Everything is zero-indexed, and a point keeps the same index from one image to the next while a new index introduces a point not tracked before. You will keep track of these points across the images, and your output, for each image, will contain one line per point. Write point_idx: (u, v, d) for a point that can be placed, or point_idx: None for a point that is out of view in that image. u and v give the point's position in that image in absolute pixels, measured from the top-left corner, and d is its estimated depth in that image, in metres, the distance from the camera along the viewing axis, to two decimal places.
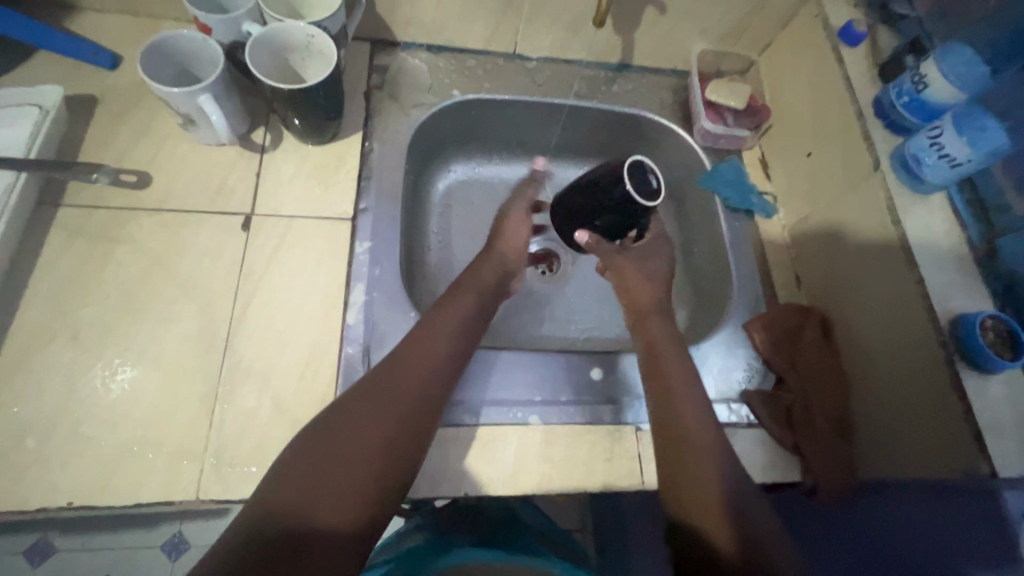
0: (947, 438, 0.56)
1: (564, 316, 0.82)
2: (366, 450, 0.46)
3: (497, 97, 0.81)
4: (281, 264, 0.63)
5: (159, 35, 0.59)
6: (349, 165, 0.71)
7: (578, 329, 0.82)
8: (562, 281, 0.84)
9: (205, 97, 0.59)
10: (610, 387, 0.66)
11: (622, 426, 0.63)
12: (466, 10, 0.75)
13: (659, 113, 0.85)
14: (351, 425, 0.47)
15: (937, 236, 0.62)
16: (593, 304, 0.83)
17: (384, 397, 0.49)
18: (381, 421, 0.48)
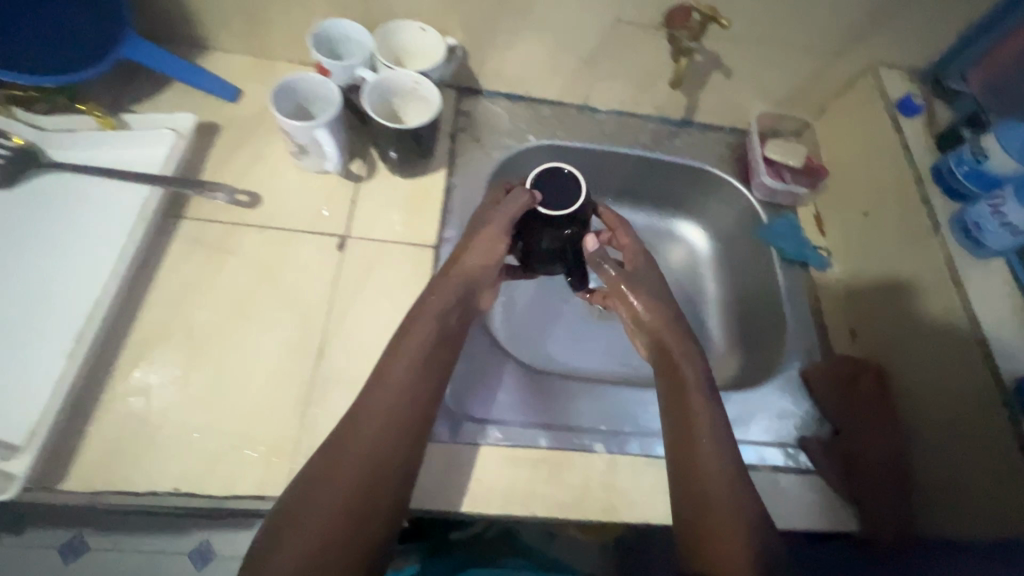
0: (1010, 499, 0.57)
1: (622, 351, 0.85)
2: (352, 470, 0.50)
3: (568, 144, 0.88)
4: (371, 284, 0.69)
5: (286, 78, 0.68)
6: (434, 197, 0.77)
7: (634, 364, 0.85)
8: (620, 318, 0.88)
9: (322, 131, 0.67)
10: None
11: None
12: (548, 66, 0.83)
13: (718, 167, 0.90)
14: (343, 450, 0.50)
15: (997, 298, 0.65)
16: None
17: (367, 441, 0.51)
18: (360, 438, 0.51)
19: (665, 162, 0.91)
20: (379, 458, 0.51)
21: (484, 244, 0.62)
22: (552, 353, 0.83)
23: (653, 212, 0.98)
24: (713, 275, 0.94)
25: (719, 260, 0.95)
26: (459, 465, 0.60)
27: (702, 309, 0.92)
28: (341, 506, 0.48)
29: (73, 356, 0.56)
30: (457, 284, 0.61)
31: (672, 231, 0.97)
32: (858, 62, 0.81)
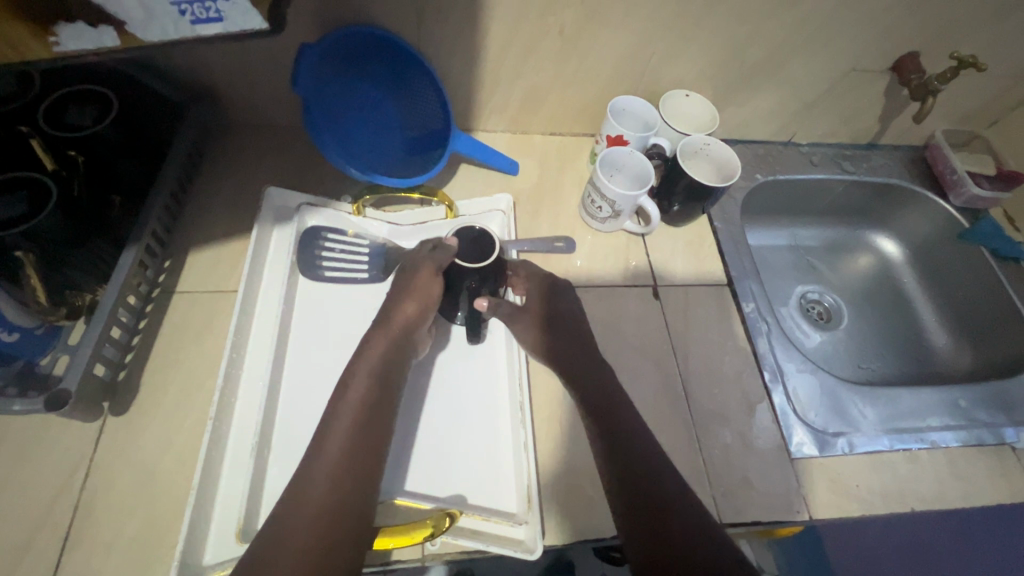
0: None
1: (853, 356, 0.99)
2: (334, 450, 0.51)
3: (786, 176, 0.98)
4: (695, 325, 0.79)
5: (603, 154, 0.78)
6: (709, 240, 0.87)
7: (868, 365, 0.98)
8: (837, 328, 1.02)
9: (644, 198, 0.77)
10: (975, 412, 0.78)
11: (1002, 446, 0.75)
12: (773, 111, 0.93)
13: (912, 182, 1.02)
14: (316, 462, 0.50)
15: None
16: (871, 346, 1.01)
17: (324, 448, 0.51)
18: (327, 448, 0.51)
19: (864, 182, 1.02)
20: (364, 463, 0.51)
21: (418, 298, 0.63)
22: None
23: (843, 226, 1.10)
24: (912, 274, 1.06)
25: (914, 262, 1.06)
26: (835, 472, 0.70)
27: (909, 304, 1.04)
28: (332, 514, 0.47)
29: (516, 421, 0.64)
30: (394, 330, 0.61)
31: (863, 239, 1.10)
32: None
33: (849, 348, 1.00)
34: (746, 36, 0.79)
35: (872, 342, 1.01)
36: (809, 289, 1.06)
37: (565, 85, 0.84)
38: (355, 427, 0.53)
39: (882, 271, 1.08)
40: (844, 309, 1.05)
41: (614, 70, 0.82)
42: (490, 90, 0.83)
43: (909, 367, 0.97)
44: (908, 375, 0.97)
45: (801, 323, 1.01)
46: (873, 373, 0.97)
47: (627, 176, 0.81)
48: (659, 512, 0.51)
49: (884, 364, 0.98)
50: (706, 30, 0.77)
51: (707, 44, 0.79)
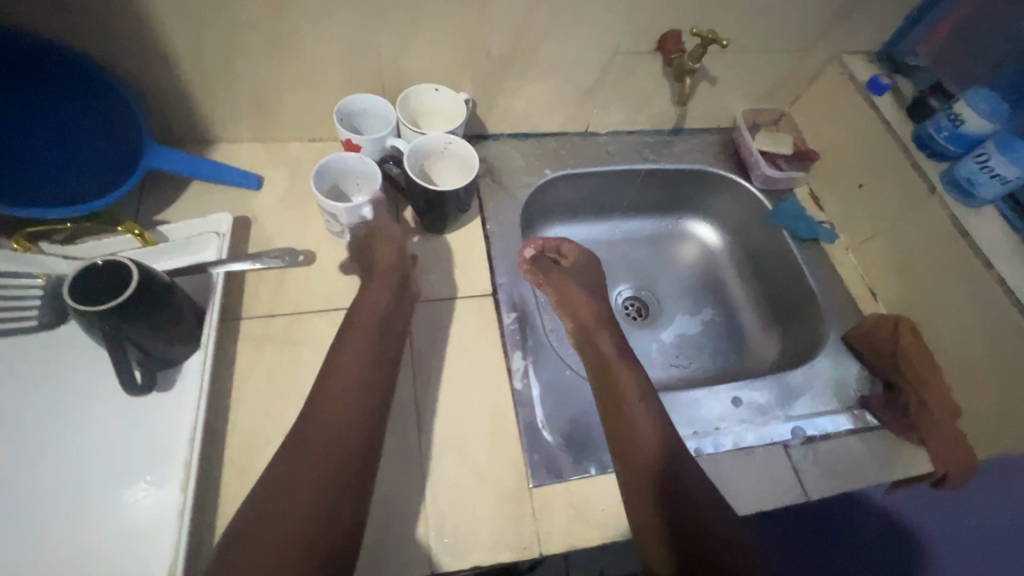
0: None
1: (668, 354, 0.93)
2: (335, 405, 0.53)
3: (580, 170, 0.92)
4: (446, 345, 0.70)
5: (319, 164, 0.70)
6: (477, 247, 0.79)
7: (683, 361, 0.92)
8: (654, 325, 0.96)
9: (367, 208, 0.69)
10: (751, 411, 0.73)
11: (773, 446, 0.70)
12: (553, 101, 0.87)
13: (717, 166, 0.97)
14: (296, 456, 0.49)
15: (1000, 239, 0.72)
16: (688, 341, 0.95)
17: (330, 407, 0.52)
18: (326, 406, 0.53)
19: (669, 170, 0.96)
20: (357, 416, 0.53)
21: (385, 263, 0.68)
22: None
23: (662, 216, 1.04)
24: (731, 262, 1.01)
25: (734, 251, 1.01)
26: (579, 499, 0.62)
27: (729, 295, 0.99)
28: (319, 520, 0.45)
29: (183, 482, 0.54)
30: (392, 273, 0.67)
31: (683, 229, 1.04)
32: (824, 53, 0.89)
33: (667, 348, 0.94)
34: (476, 19, 0.71)
35: (690, 339, 0.95)
36: (627, 287, 1.00)
37: (296, 85, 0.75)
38: (338, 419, 0.52)
39: (702, 261, 1.03)
40: (663, 304, 1.00)
41: (343, 66, 0.73)
42: (206, 95, 0.73)
43: (722, 361, 0.92)
44: (722, 371, 0.91)
45: (613, 324, 0.95)
46: (686, 373, 0.91)
47: (357, 170, 0.72)
48: (666, 469, 0.58)
49: (698, 360, 0.93)
50: (425, 14, 0.69)
51: (435, 31, 0.71)
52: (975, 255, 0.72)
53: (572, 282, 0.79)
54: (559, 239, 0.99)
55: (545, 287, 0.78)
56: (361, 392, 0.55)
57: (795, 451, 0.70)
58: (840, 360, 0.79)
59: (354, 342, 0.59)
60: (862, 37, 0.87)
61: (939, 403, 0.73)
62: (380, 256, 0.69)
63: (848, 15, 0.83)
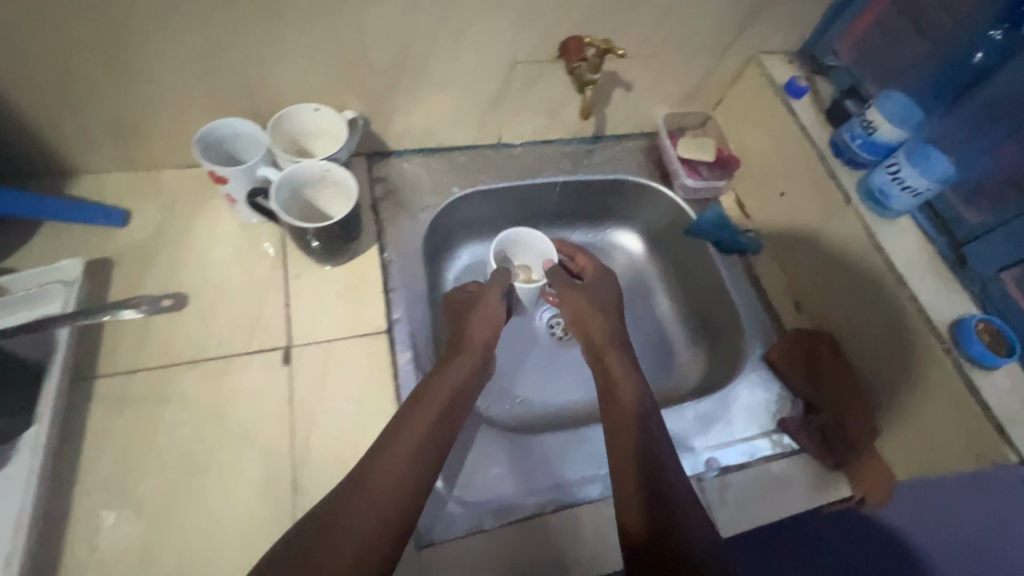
0: (967, 432, 0.62)
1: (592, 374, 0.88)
2: (409, 445, 0.56)
3: (492, 186, 0.86)
4: (332, 393, 0.65)
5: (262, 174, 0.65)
6: (372, 279, 0.73)
7: None
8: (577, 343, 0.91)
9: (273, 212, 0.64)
10: None
11: None
12: (457, 114, 0.80)
13: (639, 174, 0.92)
14: (369, 484, 0.53)
15: (913, 253, 0.69)
16: None
17: (403, 445, 0.56)
18: (399, 447, 0.56)
19: (590, 181, 0.91)
20: (429, 454, 0.57)
21: (485, 317, 0.74)
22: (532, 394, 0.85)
23: (590, 227, 0.98)
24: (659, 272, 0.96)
25: (662, 262, 0.96)
26: (471, 555, 0.59)
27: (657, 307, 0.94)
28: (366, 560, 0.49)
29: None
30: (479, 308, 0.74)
31: (612, 238, 0.98)
32: (742, 54, 0.84)
33: (593, 371, 0.89)
34: (347, 31, 0.64)
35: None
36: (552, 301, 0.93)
37: (154, 109, 0.67)
38: (405, 461, 0.55)
39: (632, 274, 0.97)
40: None
41: (204, 87, 0.65)
42: (47, 126, 0.65)
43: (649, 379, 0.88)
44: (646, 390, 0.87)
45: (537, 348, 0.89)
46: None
47: (334, 195, 0.69)
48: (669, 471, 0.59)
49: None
50: (284, 28, 0.61)
51: (302, 45, 0.64)
52: (888, 271, 0.68)
53: (583, 296, 0.80)
54: (479, 257, 0.92)
55: (564, 304, 0.80)
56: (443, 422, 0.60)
57: (708, 486, 0.66)
58: (763, 378, 0.76)
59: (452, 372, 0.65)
60: (781, 35, 0.82)
61: (860, 426, 0.72)
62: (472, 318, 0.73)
63: (763, 12, 0.77)
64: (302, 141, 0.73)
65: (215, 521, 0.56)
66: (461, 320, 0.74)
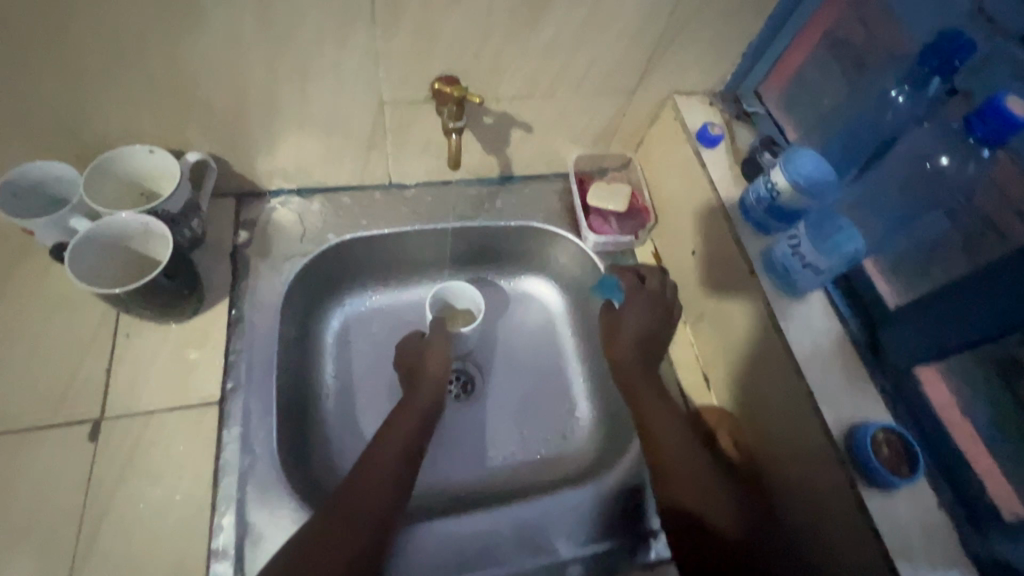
0: (858, 558, 0.52)
1: (488, 441, 0.77)
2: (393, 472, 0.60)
3: (375, 232, 0.77)
4: (139, 476, 0.57)
5: (63, 223, 0.59)
6: (214, 340, 0.66)
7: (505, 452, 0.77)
8: (476, 403, 0.80)
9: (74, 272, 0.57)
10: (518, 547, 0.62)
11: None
12: (330, 155, 0.72)
13: (547, 221, 0.83)
14: (358, 483, 0.58)
15: (819, 337, 0.60)
16: (515, 426, 0.79)
17: (378, 468, 0.60)
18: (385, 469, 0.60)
19: (491, 227, 0.82)
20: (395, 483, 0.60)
21: (437, 357, 0.72)
22: None
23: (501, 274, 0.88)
24: (574, 328, 0.86)
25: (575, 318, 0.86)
26: None
27: (568, 368, 0.84)
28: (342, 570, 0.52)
29: None
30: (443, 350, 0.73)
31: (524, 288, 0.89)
32: (656, 94, 0.75)
33: (482, 441, 0.77)
34: (167, 69, 0.56)
35: (513, 429, 0.79)
36: None
37: None
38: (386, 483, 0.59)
39: (544, 329, 0.87)
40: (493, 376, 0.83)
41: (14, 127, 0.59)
42: None
43: (551, 453, 0.78)
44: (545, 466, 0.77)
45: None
46: (497, 476, 0.75)
47: (151, 241, 0.61)
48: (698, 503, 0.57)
49: (516, 457, 0.77)
50: (87, 66, 0.54)
51: (116, 84, 0.56)
52: (787, 358, 0.59)
53: (629, 322, 0.71)
54: (370, 306, 0.83)
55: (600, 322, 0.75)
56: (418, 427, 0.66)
57: None
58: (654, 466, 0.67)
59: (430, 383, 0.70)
60: (697, 75, 0.73)
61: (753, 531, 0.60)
62: (432, 360, 0.72)
63: (671, 51, 0.69)
64: (148, 185, 0.65)
65: None
66: (421, 360, 0.73)
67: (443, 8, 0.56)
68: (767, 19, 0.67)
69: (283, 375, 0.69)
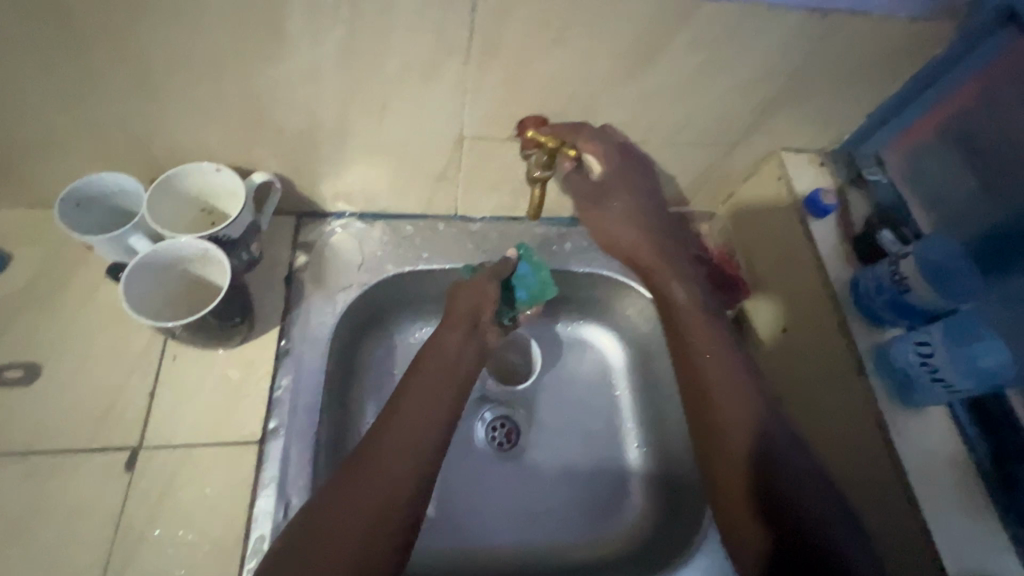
0: None
1: (540, 507, 0.71)
2: (412, 427, 0.54)
3: (436, 267, 0.73)
4: (169, 517, 0.54)
5: (123, 241, 0.56)
6: (260, 372, 0.63)
7: (557, 522, 0.70)
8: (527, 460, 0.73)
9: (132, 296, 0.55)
10: None
11: None
12: (398, 184, 0.68)
13: (619, 271, 0.75)
14: (396, 412, 0.55)
15: (939, 462, 0.52)
16: (569, 493, 0.72)
17: (398, 426, 0.54)
18: (401, 427, 0.54)
19: (558, 272, 0.75)
20: (413, 440, 0.53)
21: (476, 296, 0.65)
22: (459, 520, 0.68)
23: (561, 319, 0.81)
24: (633, 388, 0.78)
25: (637, 378, 0.78)
26: None
27: (624, 431, 0.76)
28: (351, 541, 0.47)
29: None
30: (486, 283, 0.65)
31: (586, 337, 0.81)
32: (759, 148, 0.67)
33: (527, 503, 0.71)
34: (242, 91, 0.52)
35: (559, 494, 0.72)
36: (503, 405, 0.76)
37: (32, 154, 0.58)
38: (405, 443, 0.53)
39: (602, 385, 0.79)
40: (546, 432, 0.75)
41: (83, 136, 0.56)
42: None
43: (605, 529, 0.70)
44: (598, 542, 0.69)
45: (469, 462, 0.72)
46: (543, 546, 0.69)
47: (210, 267, 0.58)
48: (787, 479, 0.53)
49: (561, 528, 0.70)
50: (160, 83, 0.51)
51: (189, 101, 0.53)
52: (900, 482, 0.51)
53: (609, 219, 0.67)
54: (418, 339, 0.77)
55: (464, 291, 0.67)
56: (439, 402, 0.56)
57: None
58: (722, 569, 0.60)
59: (426, 393, 0.57)
60: (811, 132, 0.65)
61: None
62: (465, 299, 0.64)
63: (788, 105, 0.61)
64: (208, 202, 0.62)
65: None
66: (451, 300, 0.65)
67: (544, 47, 0.51)
68: (902, 83, 0.59)
69: (327, 415, 0.64)
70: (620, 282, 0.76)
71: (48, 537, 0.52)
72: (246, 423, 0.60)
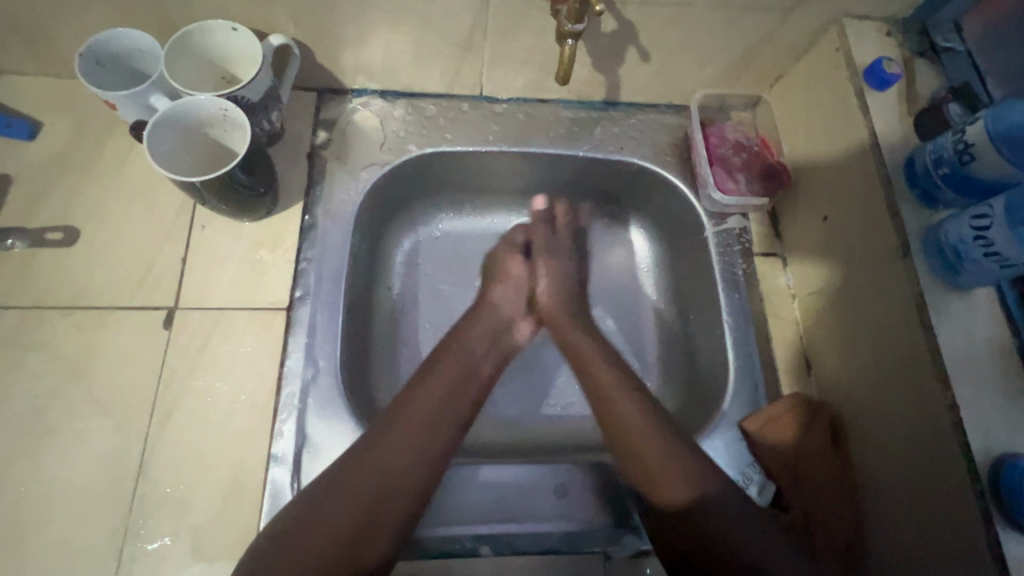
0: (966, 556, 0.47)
1: (560, 391, 0.71)
2: (429, 407, 0.52)
3: (461, 149, 0.70)
4: (207, 372, 0.57)
5: (143, 100, 0.56)
6: (287, 244, 0.63)
7: (577, 404, 0.71)
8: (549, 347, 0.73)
9: (155, 155, 0.55)
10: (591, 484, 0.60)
11: (623, 525, 0.59)
12: (420, 55, 0.64)
13: (653, 159, 0.71)
14: (419, 386, 0.54)
15: (979, 344, 0.50)
16: None
17: (420, 405, 0.52)
18: (420, 406, 0.52)
19: (587, 160, 0.72)
20: (428, 420, 0.51)
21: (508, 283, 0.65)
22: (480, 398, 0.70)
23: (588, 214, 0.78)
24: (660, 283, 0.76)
25: (663, 272, 0.76)
26: None
27: (648, 325, 0.75)
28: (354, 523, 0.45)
29: None
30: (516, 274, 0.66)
31: (611, 232, 0.79)
32: (819, 13, 0.60)
33: (548, 386, 0.71)
34: None
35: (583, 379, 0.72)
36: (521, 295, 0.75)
37: (49, 10, 0.56)
38: (422, 424, 0.51)
39: (628, 279, 0.77)
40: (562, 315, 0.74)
41: None
42: None
43: None
44: None
45: None
46: (566, 424, 0.70)
47: (231, 130, 0.57)
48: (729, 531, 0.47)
49: (582, 410, 0.71)
50: None
51: None
52: (930, 360, 0.50)
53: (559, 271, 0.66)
54: (442, 231, 0.77)
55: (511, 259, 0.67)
56: (466, 381, 0.56)
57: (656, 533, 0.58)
58: (737, 448, 0.61)
59: (446, 382, 0.55)
60: None
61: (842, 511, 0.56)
62: (499, 288, 0.65)
63: None
64: (228, 69, 0.60)
65: (51, 489, 0.53)
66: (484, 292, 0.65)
67: None
68: None
69: (354, 291, 0.66)
70: (651, 171, 0.72)
71: (99, 384, 0.56)
72: (274, 291, 0.61)
